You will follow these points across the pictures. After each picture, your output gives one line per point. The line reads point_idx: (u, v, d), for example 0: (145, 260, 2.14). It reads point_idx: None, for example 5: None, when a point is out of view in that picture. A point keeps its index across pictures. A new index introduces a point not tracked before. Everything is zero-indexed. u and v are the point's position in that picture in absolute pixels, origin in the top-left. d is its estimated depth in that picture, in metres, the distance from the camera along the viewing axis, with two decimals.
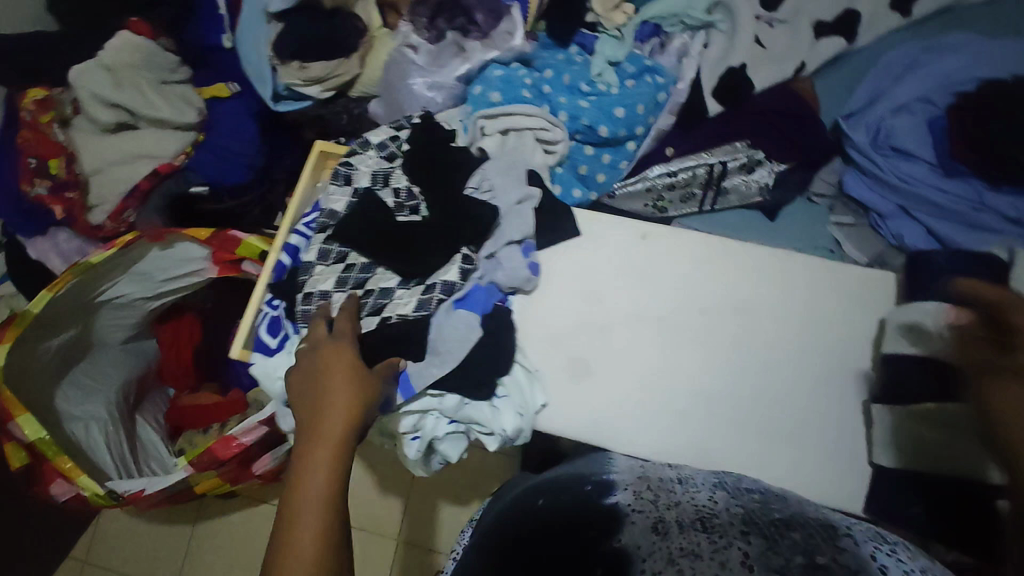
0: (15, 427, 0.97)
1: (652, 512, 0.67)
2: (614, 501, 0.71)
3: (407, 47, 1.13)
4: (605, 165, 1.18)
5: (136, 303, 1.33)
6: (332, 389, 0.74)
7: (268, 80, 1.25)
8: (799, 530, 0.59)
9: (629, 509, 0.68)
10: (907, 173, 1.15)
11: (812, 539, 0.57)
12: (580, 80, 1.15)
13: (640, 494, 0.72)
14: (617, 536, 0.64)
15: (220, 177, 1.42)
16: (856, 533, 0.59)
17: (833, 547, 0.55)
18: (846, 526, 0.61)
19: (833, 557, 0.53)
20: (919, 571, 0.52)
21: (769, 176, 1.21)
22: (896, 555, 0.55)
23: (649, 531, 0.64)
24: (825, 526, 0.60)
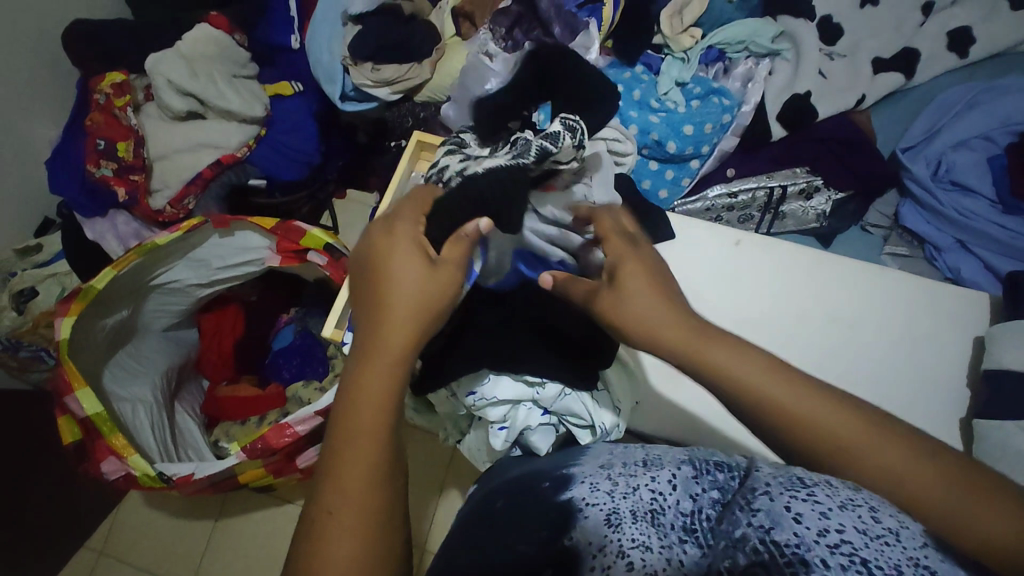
0: (75, 401, 0.98)
1: (607, 501, 0.57)
2: (572, 494, 0.61)
3: (484, 55, 1.17)
4: (668, 181, 1.20)
5: (187, 289, 1.33)
6: (397, 278, 0.63)
7: (337, 79, 1.29)
8: (765, 492, 0.49)
9: (584, 503, 0.59)
10: (966, 208, 1.17)
11: (738, 512, 0.49)
12: (650, 96, 1.18)
13: (602, 487, 0.60)
14: (569, 531, 0.56)
15: (276, 172, 1.44)
16: (771, 488, 0.50)
17: (801, 502, 0.46)
18: (772, 482, 0.51)
19: (756, 519, 0.47)
20: (872, 540, 0.42)
21: (828, 203, 1.22)
22: (814, 499, 0.46)
23: (604, 523, 0.54)
24: (819, 483, 0.50)
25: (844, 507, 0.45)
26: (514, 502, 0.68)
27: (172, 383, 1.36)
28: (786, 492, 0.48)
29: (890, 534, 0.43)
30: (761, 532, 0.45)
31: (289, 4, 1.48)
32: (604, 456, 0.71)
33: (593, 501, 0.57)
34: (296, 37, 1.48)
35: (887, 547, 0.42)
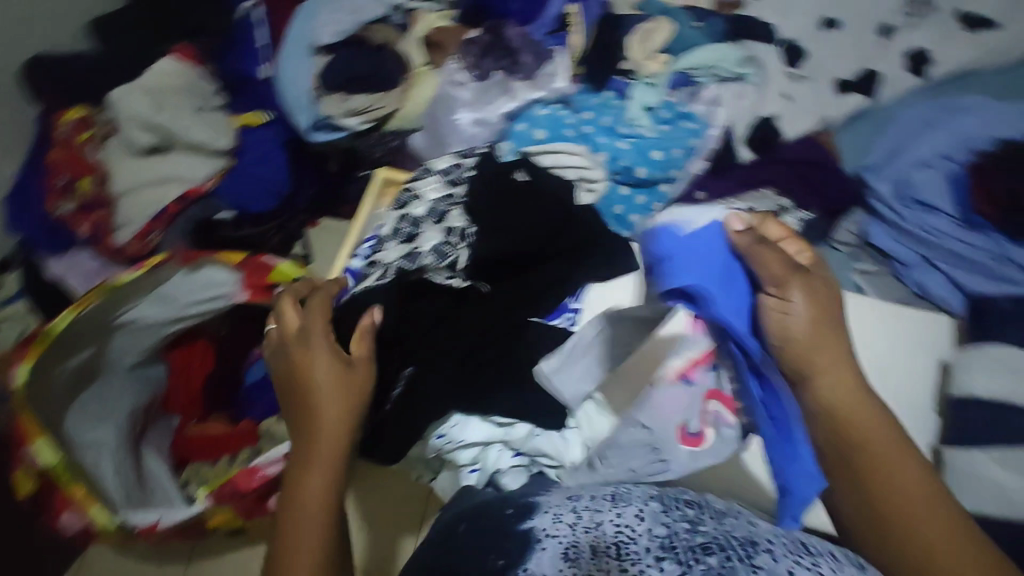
0: (32, 452, 0.94)
1: (568, 534, 0.62)
2: (532, 525, 0.65)
3: (453, 84, 1.15)
4: (639, 207, 1.18)
5: (153, 327, 1.31)
6: (318, 389, 0.72)
7: (305, 110, 1.28)
8: (767, 550, 0.59)
9: (543, 534, 0.63)
10: (930, 226, 1.19)
11: (732, 562, 0.56)
12: (618, 122, 1.19)
13: (562, 518, 0.65)
14: (521, 564, 0.59)
15: (245, 204, 1.42)
16: (774, 549, 0.59)
17: (801, 568, 0.57)
18: (766, 541, 0.61)
19: (754, 572, 0.55)
20: None
21: (798, 222, 1.22)
22: (813, 570, 0.57)
23: (562, 559, 0.59)
24: (789, 543, 0.61)
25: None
26: (470, 529, 0.68)
27: (137, 425, 1.32)
28: (789, 555, 0.58)
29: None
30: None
31: (257, 34, 1.47)
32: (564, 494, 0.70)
33: (552, 533, 0.62)
34: (264, 67, 1.47)
35: None
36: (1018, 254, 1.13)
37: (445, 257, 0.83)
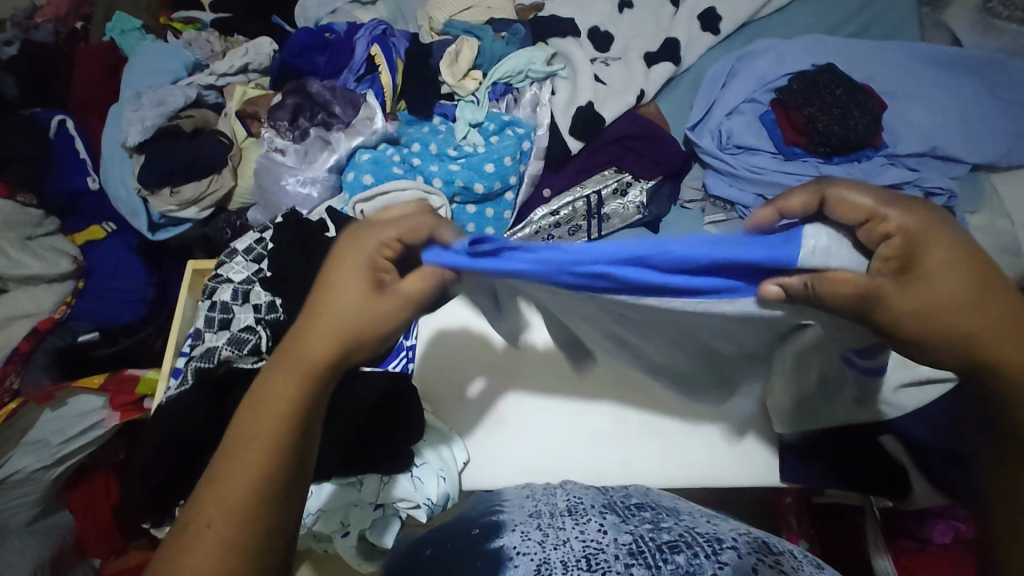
0: None
1: (539, 551, 0.54)
2: (502, 543, 0.56)
3: (275, 151, 1.17)
4: (490, 219, 1.25)
5: (36, 476, 1.18)
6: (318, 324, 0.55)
7: (140, 211, 1.26)
8: (731, 546, 0.53)
9: (515, 552, 0.54)
10: (755, 165, 1.28)
11: (698, 559, 0.51)
12: (446, 146, 1.21)
13: (531, 535, 0.56)
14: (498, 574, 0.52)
15: (108, 319, 1.36)
16: (737, 545, 0.54)
17: (766, 568, 0.51)
18: (728, 536, 0.56)
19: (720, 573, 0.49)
20: None
21: (642, 194, 1.28)
22: (779, 568, 0.51)
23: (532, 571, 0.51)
24: (752, 543, 0.55)
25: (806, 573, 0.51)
26: (439, 551, 0.58)
27: None
28: (753, 552, 0.53)
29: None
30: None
31: (76, 148, 1.42)
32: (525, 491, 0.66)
33: (523, 549, 0.53)
34: (93, 177, 1.42)
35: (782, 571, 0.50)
36: (829, 171, 1.24)
37: (244, 343, 0.73)
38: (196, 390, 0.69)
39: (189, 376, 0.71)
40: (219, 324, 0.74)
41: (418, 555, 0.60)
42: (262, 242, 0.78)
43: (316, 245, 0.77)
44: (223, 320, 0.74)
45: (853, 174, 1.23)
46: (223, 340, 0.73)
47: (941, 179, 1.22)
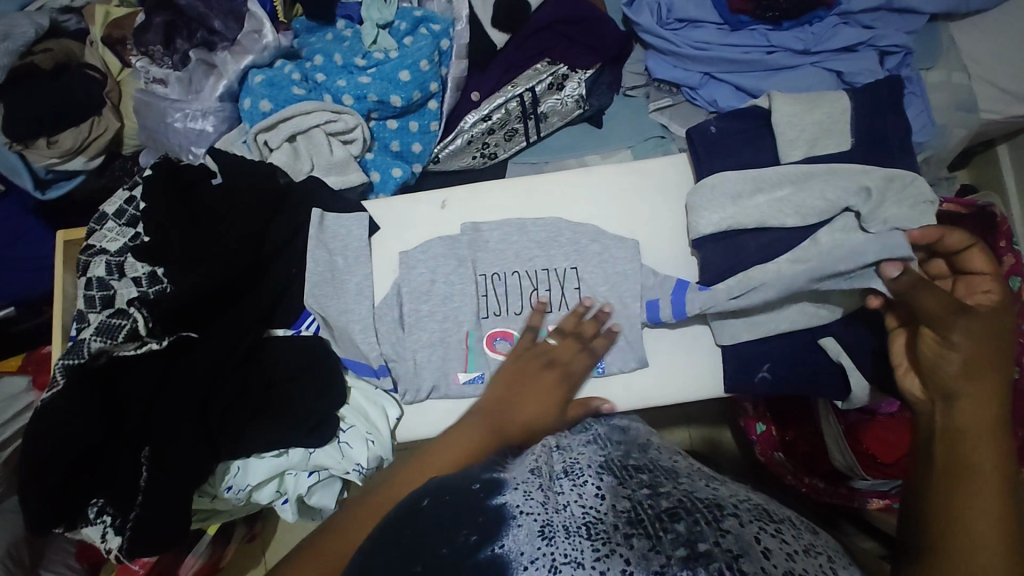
0: None
1: (542, 512, 0.44)
2: (505, 501, 0.45)
3: (154, 83, 1.03)
4: (416, 133, 1.11)
5: None
6: (530, 398, 0.58)
7: (19, 170, 1.08)
8: (734, 513, 0.45)
9: (517, 511, 0.44)
10: (700, 40, 1.16)
11: (699, 526, 0.43)
12: (353, 55, 1.06)
13: (534, 494, 0.46)
14: (497, 537, 0.42)
15: (26, 291, 1.21)
16: (740, 511, 0.45)
17: (768, 536, 0.43)
18: (730, 502, 0.48)
19: (723, 541, 0.41)
20: (804, 552, 0.43)
21: (580, 87, 1.17)
22: (782, 536, 0.44)
23: (537, 537, 0.42)
24: (752, 509, 0.47)
25: (805, 551, 0.43)
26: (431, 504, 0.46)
27: (24, 557, 1.09)
28: (754, 519, 0.45)
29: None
30: (729, 557, 0.40)
31: None
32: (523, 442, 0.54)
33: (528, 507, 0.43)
34: None
35: None
36: (779, 39, 1.13)
37: (118, 328, 0.59)
38: (74, 387, 0.57)
39: (58, 376, 0.58)
40: (101, 303, 0.63)
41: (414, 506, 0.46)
42: (134, 202, 0.67)
43: (197, 196, 0.67)
44: (105, 298, 0.63)
45: (805, 40, 1.12)
46: (90, 329, 0.60)
47: (897, 35, 1.11)
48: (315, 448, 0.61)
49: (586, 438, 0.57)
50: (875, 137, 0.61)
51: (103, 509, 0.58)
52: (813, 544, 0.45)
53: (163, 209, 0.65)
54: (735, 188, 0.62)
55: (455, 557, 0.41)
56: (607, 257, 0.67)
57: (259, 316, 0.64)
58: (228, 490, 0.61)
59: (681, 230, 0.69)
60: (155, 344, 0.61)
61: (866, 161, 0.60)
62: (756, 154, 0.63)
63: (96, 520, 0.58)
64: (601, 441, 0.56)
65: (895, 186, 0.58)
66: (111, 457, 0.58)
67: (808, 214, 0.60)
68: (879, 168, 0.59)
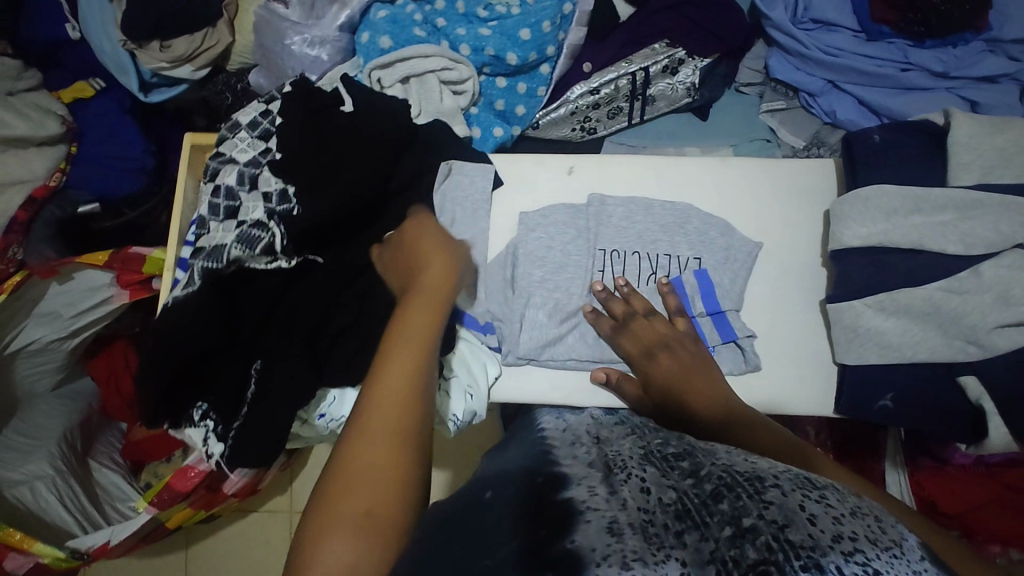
0: (27, 553, 0.90)
1: (610, 507, 0.40)
2: (572, 496, 0.41)
3: (276, 3, 1.02)
4: (522, 96, 1.09)
5: (54, 345, 1.11)
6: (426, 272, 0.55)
7: (128, 68, 1.09)
8: (775, 483, 0.41)
9: (585, 506, 0.40)
10: (831, 45, 1.10)
11: (743, 502, 0.39)
12: (476, 4, 1.03)
13: (597, 486, 0.42)
14: (569, 536, 0.37)
15: (111, 190, 1.21)
16: (778, 480, 0.41)
17: (812, 502, 0.39)
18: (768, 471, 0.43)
19: (768, 513, 0.37)
20: (851, 514, 0.38)
21: (695, 75, 1.13)
22: (826, 502, 0.39)
23: (607, 533, 0.37)
24: (792, 476, 0.42)
25: (854, 513, 0.39)
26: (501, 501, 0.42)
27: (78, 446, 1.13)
28: (796, 489, 0.41)
29: (897, 544, 0.36)
30: (774, 527, 0.36)
31: None
32: (569, 435, 0.55)
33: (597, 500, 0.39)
34: (72, 25, 1.18)
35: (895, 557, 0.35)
36: (917, 56, 1.07)
37: (256, 240, 0.61)
38: (203, 292, 0.58)
39: (194, 276, 0.60)
40: (225, 213, 0.63)
41: (477, 501, 0.43)
42: (269, 117, 0.67)
43: (330, 122, 0.66)
44: (230, 209, 0.63)
45: (945, 61, 1.06)
46: (229, 237, 0.61)
47: None
48: None
49: (626, 431, 0.55)
50: None
51: (207, 414, 0.59)
52: (859, 506, 0.40)
53: (298, 130, 0.65)
54: (891, 204, 0.58)
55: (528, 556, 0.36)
56: (730, 257, 0.64)
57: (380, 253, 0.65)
58: (320, 417, 0.62)
59: (814, 237, 0.66)
60: (284, 261, 0.62)
61: None
62: (919, 173, 0.59)
63: (199, 423, 0.59)
64: (638, 426, 0.55)
65: None
66: (225, 364, 0.59)
67: (970, 243, 0.56)
68: None
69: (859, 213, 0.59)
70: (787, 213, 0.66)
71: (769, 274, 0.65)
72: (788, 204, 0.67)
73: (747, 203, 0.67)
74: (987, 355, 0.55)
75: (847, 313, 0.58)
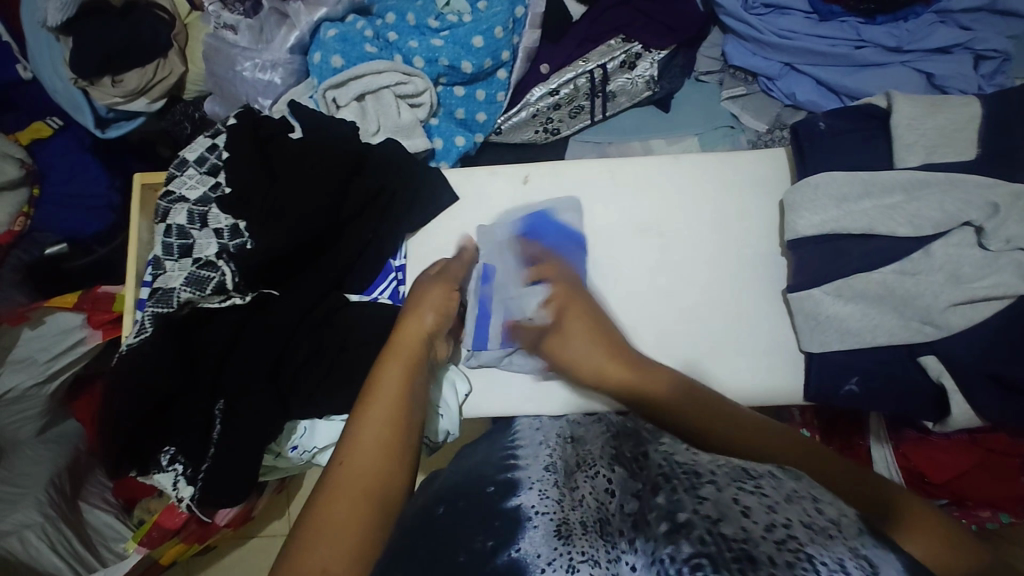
0: None
1: (557, 510, 0.42)
2: (521, 503, 0.43)
3: (224, 29, 1.01)
4: (482, 103, 1.09)
5: (33, 392, 1.06)
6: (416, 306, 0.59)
7: (82, 106, 1.07)
8: (711, 478, 0.40)
9: (532, 511, 0.42)
10: (786, 28, 1.10)
11: (678, 495, 0.39)
12: (426, 16, 1.02)
13: (549, 493, 0.45)
14: (514, 542, 0.39)
15: (80, 228, 1.19)
16: (717, 475, 0.41)
17: (746, 492, 0.38)
18: (707, 464, 0.43)
19: (702, 507, 0.37)
20: (786, 500, 0.37)
21: (654, 67, 1.12)
22: (761, 490, 0.38)
23: (554, 538, 0.39)
24: (731, 469, 0.42)
25: (789, 498, 0.38)
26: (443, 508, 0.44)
27: (66, 489, 1.10)
28: (732, 480, 0.40)
29: (834, 527, 0.35)
30: (707, 521, 0.35)
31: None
32: (537, 437, 0.56)
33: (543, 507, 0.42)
34: (22, 65, 1.17)
35: (829, 537, 0.34)
36: (871, 33, 1.07)
37: (207, 281, 0.60)
38: (159, 336, 0.58)
39: (147, 322, 0.59)
40: (179, 251, 0.63)
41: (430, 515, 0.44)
42: (216, 151, 0.66)
43: (278, 151, 0.66)
44: (184, 248, 0.63)
45: (898, 36, 1.06)
46: (180, 279, 0.61)
47: (996, 39, 1.04)
48: None
49: (600, 426, 0.56)
50: (1000, 150, 0.57)
51: (175, 458, 0.58)
52: (796, 491, 0.39)
53: (244, 161, 0.64)
54: (840, 190, 0.59)
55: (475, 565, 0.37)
56: (685, 258, 0.66)
57: (337, 279, 0.65)
58: (294, 449, 0.61)
59: (769, 226, 0.66)
60: (239, 299, 0.62)
61: (987, 174, 0.56)
62: (864, 158, 0.60)
63: (168, 467, 0.58)
64: (609, 428, 0.55)
65: (1021, 203, 0.54)
66: (186, 407, 0.59)
67: (920, 224, 0.56)
68: (1003, 183, 0.55)
69: (813, 204, 0.59)
70: (741, 204, 0.67)
71: (730, 267, 0.65)
72: (741, 194, 0.67)
73: (702, 199, 0.67)
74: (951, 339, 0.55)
75: (807, 302, 0.58)
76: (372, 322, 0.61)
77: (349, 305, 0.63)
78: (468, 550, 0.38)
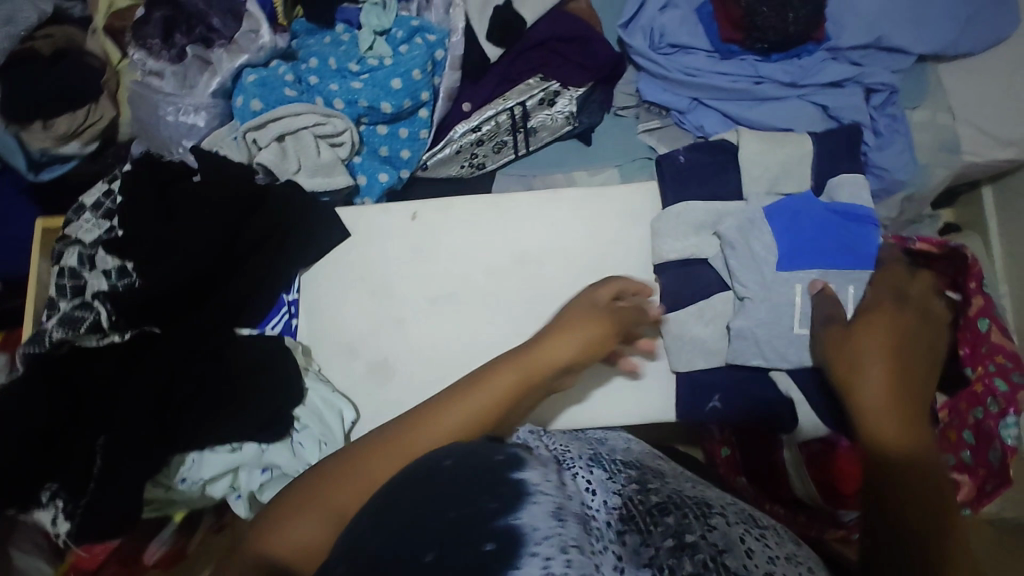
0: None
1: (558, 492, 0.45)
2: (524, 476, 0.44)
3: (151, 76, 1.06)
4: (404, 140, 1.14)
5: None
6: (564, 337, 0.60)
7: (12, 151, 1.08)
8: (721, 513, 0.50)
9: (535, 488, 0.43)
10: (691, 67, 1.13)
11: (687, 520, 0.47)
12: (348, 60, 1.08)
13: (550, 476, 0.47)
14: (515, 511, 0.41)
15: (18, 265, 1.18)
16: (727, 513, 0.50)
17: (752, 538, 0.47)
18: (719, 505, 0.53)
19: (710, 535, 0.45)
20: (787, 558, 0.45)
21: (572, 104, 1.18)
22: (766, 541, 0.47)
23: (555, 518, 0.41)
24: (740, 513, 0.51)
25: (789, 558, 0.46)
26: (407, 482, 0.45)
27: None
28: (740, 523, 0.49)
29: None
30: (713, 550, 0.43)
31: None
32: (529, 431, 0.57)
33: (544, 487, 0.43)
34: None
35: None
36: (768, 70, 1.10)
37: (79, 321, 0.64)
38: (35, 369, 0.61)
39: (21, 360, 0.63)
40: (73, 291, 0.67)
41: (403, 486, 0.46)
42: (111, 195, 0.70)
43: (174, 194, 0.70)
44: (76, 288, 0.67)
45: (792, 73, 1.09)
46: (58, 318, 0.65)
47: (884, 74, 1.07)
48: (270, 446, 0.63)
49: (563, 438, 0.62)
50: None
51: (55, 494, 0.60)
52: (797, 554, 0.47)
53: (133, 204, 0.68)
54: (696, 217, 0.70)
55: (474, 518, 0.40)
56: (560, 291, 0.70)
57: (223, 316, 0.67)
58: (182, 481, 0.63)
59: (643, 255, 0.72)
60: (116, 336, 0.64)
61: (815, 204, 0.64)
62: (717, 186, 0.71)
63: (46, 504, 0.60)
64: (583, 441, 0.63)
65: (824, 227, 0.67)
66: (62, 442, 0.61)
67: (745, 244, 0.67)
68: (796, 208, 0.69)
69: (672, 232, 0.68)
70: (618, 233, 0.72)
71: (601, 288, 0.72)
72: (619, 224, 0.72)
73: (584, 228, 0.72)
74: (837, 354, 0.60)
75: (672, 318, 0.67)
76: (247, 359, 0.64)
77: (235, 342, 0.66)
78: (477, 522, 0.40)
